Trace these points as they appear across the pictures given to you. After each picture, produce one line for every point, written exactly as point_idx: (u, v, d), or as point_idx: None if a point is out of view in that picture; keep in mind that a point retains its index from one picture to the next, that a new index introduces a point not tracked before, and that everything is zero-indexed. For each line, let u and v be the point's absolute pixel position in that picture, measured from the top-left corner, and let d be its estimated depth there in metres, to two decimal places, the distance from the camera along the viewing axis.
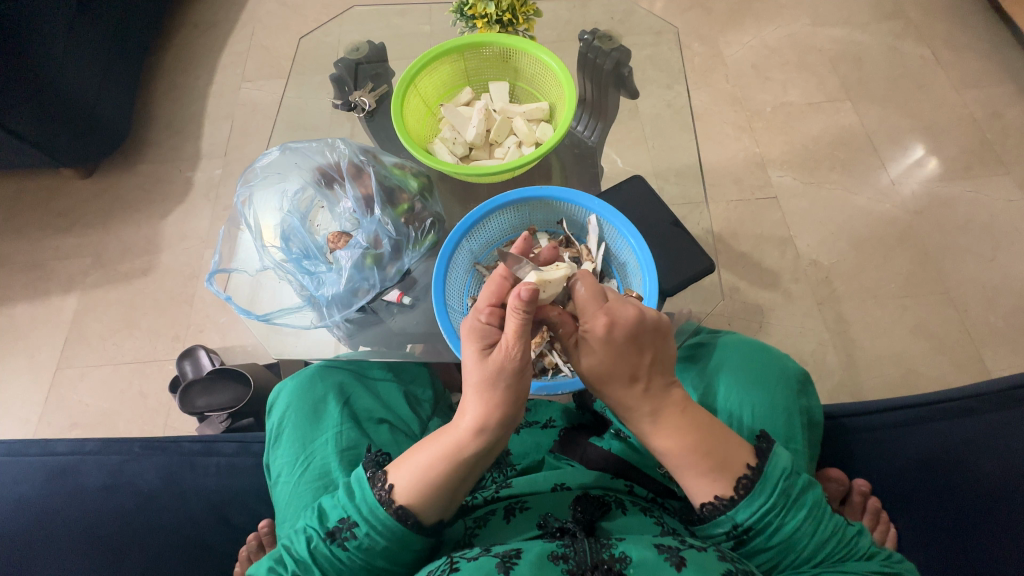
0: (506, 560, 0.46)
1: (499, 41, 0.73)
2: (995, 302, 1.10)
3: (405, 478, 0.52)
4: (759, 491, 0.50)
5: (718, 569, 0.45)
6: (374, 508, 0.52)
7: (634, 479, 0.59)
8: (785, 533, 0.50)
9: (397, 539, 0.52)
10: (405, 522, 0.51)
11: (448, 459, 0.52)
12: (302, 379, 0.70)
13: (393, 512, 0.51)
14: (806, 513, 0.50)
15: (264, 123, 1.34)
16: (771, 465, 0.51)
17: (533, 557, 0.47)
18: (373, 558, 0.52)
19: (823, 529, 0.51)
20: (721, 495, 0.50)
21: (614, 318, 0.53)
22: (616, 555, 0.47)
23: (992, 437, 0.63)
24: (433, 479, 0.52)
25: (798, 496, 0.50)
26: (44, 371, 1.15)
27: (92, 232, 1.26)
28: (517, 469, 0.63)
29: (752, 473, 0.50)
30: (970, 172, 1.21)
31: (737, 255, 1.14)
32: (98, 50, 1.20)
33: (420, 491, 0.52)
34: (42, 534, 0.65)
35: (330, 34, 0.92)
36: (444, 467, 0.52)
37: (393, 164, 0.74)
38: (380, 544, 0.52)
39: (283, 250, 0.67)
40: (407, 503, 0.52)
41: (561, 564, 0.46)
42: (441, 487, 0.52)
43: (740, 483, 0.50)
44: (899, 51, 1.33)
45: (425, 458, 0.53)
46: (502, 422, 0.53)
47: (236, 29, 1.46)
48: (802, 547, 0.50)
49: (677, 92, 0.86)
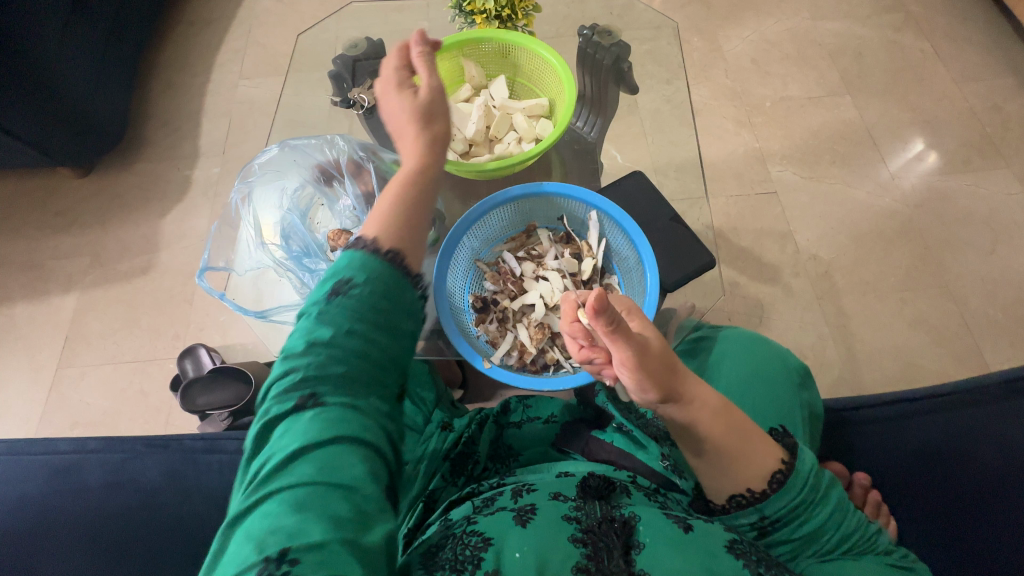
0: (522, 514, 0.48)
1: (498, 37, 0.73)
2: (994, 295, 1.10)
3: (373, 229, 0.46)
4: (791, 486, 0.49)
5: (723, 539, 0.46)
6: (354, 275, 0.43)
7: (635, 469, 0.60)
8: (810, 526, 0.50)
9: (380, 285, 0.43)
10: (396, 264, 0.45)
11: (405, 197, 0.50)
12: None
13: (387, 260, 0.44)
14: (833, 507, 0.50)
15: (262, 121, 1.34)
16: (802, 461, 0.50)
17: (548, 514, 0.48)
18: (367, 326, 0.41)
19: (847, 524, 0.50)
20: (753, 488, 0.50)
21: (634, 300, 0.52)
22: (626, 515, 0.48)
23: (993, 430, 0.63)
24: (396, 213, 0.48)
25: (827, 490, 0.50)
26: (45, 371, 1.14)
27: (91, 231, 1.26)
28: (521, 461, 0.65)
29: (787, 467, 0.50)
30: (970, 165, 1.21)
31: (737, 251, 1.14)
32: (95, 47, 1.19)
33: (394, 230, 0.46)
34: (47, 530, 0.65)
35: (328, 30, 0.92)
36: (400, 196, 0.50)
37: (393, 161, 0.72)
38: (369, 305, 0.42)
39: (283, 248, 0.68)
40: (394, 246, 0.45)
41: (575, 523, 0.47)
42: (411, 220, 0.48)
43: (774, 479, 0.49)
44: (900, 45, 1.33)
45: (385, 206, 0.49)
46: (433, 158, 0.54)
47: (233, 26, 1.45)
48: (824, 540, 0.50)
49: (676, 87, 0.86)
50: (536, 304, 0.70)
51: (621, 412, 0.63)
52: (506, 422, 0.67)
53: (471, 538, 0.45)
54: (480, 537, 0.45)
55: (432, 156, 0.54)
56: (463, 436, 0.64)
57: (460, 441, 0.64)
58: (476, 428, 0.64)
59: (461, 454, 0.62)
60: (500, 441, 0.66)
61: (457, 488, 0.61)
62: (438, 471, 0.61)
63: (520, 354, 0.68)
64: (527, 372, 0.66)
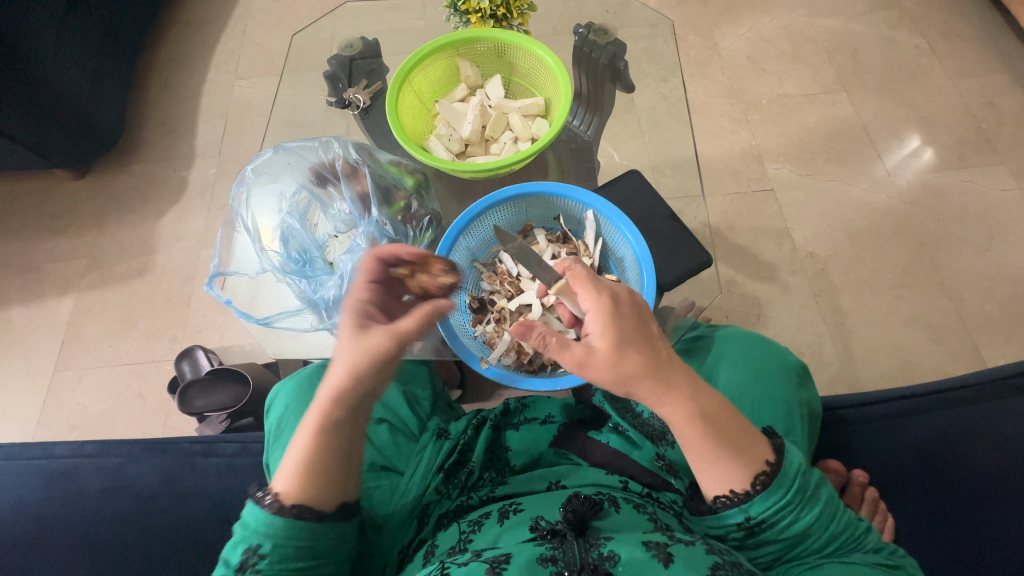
0: (495, 566, 0.47)
1: (493, 36, 0.73)
2: (991, 291, 1.10)
3: (286, 480, 0.50)
4: (776, 487, 0.48)
5: (706, 564, 0.45)
6: (261, 541, 0.49)
7: (628, 476, 0.59)
8: (799, 526, 0.48)
9: (293, 539, 0.49)
10: (303, 517, 0.49)
11: (319, 436, 0.51)
12: (297, 386, 0.67)
13: (291, 514, 0.49)
14: (820, 508, 0.49)
15: (258, 122, 1.34)
16: (788, 462, 0.49)
17: (522, 562, 0.47)
18: (291, 561, 0.49)
19: (835, 524, 0.50)
20: (737, 489, 0.48)
21: (616, 292, 0.53)
22: (605, 555, 0.47)
23: (988, 427, 0.64)
24: (312, 464, 0.50)
25: (815, 490, 0.49)
26: (41, 374, 1.14)
27: (87, 233, 1.26)
28: (515, 467, 0.63)
29: (772, 469, 0.48)
30: (966, 162, 1.21)
31: (735, 249, 1.15)
32: (89, 48, 1.19)
33: (304, 484, 0.50)
34: (42, 536, 0.65)
35: (323, 30, 0.91)
36: (316, 443, 0.51)
37: (390, 162, 0.74)
38: (294, 547, 0.49)
39: (282, 254, 0.67)
40: (297, 499, 0.50)
41: (550, 567, 0.47)
42: (328, 469, 0.51)
43: (759, 479, 0.48)
44: (895, 42, 1.33)
45: (300, 449, 0.51)
46: (369, 392, 0.54)
47: (228, 26, 1.45)
48: (814, 539, 0.49)
49: (672, 85, 0.85)
50: (534, 304, 0.68)
51: (617, 412, 0.65)
52: (506, 423, 0.68)
53: None
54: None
55: (369, 391, 0.54)
56: (458, 443, 0.64)
57: (455, 449, 0.64)
58: (472, 432, 0.66)
59: (456, 461, 0.63)
60: (499, 442, 0.66)
61: (449, 498, 0.61)
62: (431, 485, 0.61)
63: (517, 354, 0.67)
64: (523, 373, 0.66)
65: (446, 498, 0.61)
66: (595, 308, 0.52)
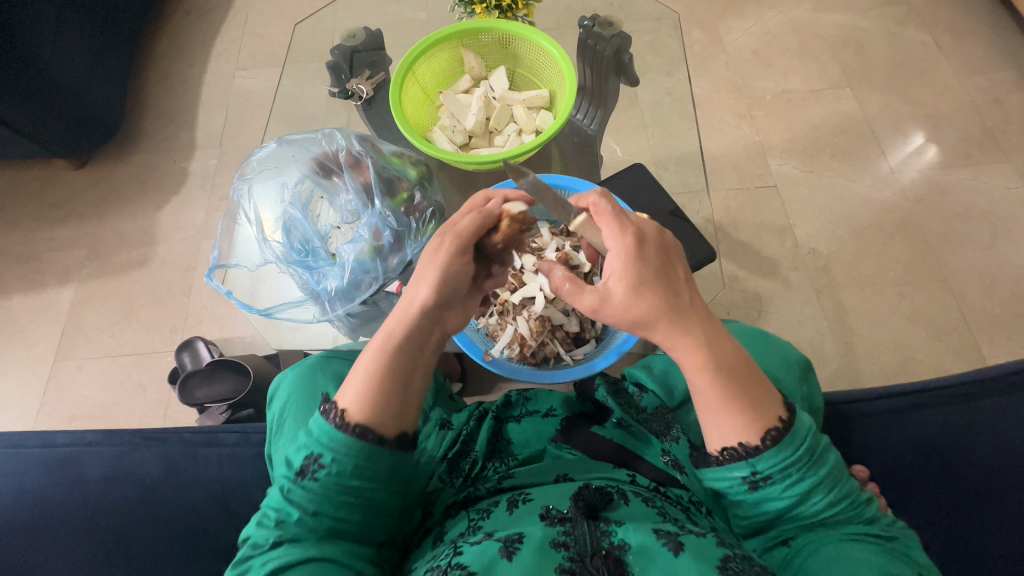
0: (508, 545, 0.46)
1: (498, 27, 0.72)
2: (994, 289, 1.10)
3: (354, 398, 0.49)
4: (787, 444, 0.46)
5: (716, 557, 0.44)
6: (323, 451, 0.48)
7: (635, 468, 0.59)
8: (802, 487, 0.47)
9: (351, 456, 0.48)
10: (366, 438, 0.48)
11: (388, 358, 0.50)
12: (308, 367, 0.69)
13: (356, 431, 0.48)
14: (826, 473, 0.47)
15: (260, 112, 1.33)
16: (800, 422, 0.47)
17: (535, 543, 0.46)
18: (348, 483, 0.48)
19: (838, 491, 0.47)
20: (746, 442, 0.47)
21: (639, 229, 0.52)
22: (616, 543, 0.46)
23: (989, 423, 0.64)
24: (382, 380, 0.49)
25: (823, 454, 0.47)
26: (42, 364, 1.14)
27: (87, 223, 1.25)
28: (520, 459, 0.62)
29: (783, 425, 0.47)
30: (970, 159, 1.21)
31: (737, 245, 1.14)
32: (89, 35, 1.18)
33: (371, 402, 0.48)
34: (44, 523, 0.65)
35: (326, 21, 0.91)
36: (384, 364, 0.50)
37: (392, 154, 0.73)
38: (351, 465, 0.48)
39: (284, 244, 0.67)
40: (363, 420, 0.48)
41: (562, 552, 0.46)
42: (392, 387, 0.49)
43: (769, 434, 0.46)
44: (901, 37, 1.32)
45: (366, 370, 0.50)
46: (438, 312, 0.53)
47: (230, 16, 1.44)
48: (814, 503, 0.47)
49: (677, 79, 0.85)
50: (536, 297, 0.66)
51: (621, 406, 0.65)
52: (508, 415, 0.68)
53: (453, 570, 0.44)
54: (462, 571, 0.44)
55: (433, 317, 0.53)
56: (461, 433, 0.65)
57: (458, 439, 0.64)
58: (474, 424, 0.66)
59: (458, 451, 0.63)
60: (501, 434, 0.66)
61: (453, 489, 0.61)
62: (435, 473, 0.62)
63: (520, 346, 0.67)
64: (525, 365, 0.66)
65: (450, 488, 0.61)
66: (619, 245, 0.51)
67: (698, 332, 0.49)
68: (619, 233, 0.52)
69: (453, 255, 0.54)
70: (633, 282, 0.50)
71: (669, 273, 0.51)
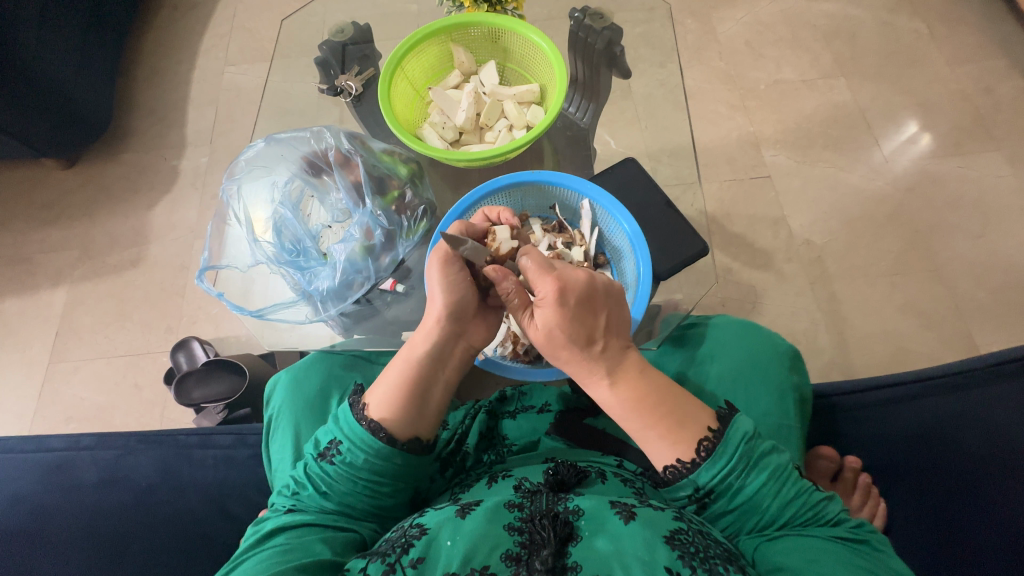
0: (465, 507, 0.49)
1: (487, 21, 0.71)
2: (985, 277, 1.10)
3: (378, 399, 0.54)
4: (721, 453, 0.49)
5: (667, 527, 0.46)
6: (343, 438, 0.53)
7: (621, 454, 0.61)
8: (747, 495, 0.49)
9: (360, 445, 0.52)
10: (379, 436, 0.52)
11: (407, 370, 0.55)
12: (323, 374, 0.69)
13: (368, 428, 0.52)
14: (767, 476, 0.49)
15: (249, 108, 1.31)
16: (733, 429, 0.50)
17: (489, 504, 0.49)
18: (359, 472, 0.52)
19: (787, 492, 0.49)
20: (683, 458, 0.50)
21: (566, 280, 0.53)
22: (571, 509, 0.48)
23: (978, 412, 0.65)
24: (407, 388, 0.54)
25: (762, 458, 0.49)
26: (36, 366, 1.14)
27: (78, 223, 1.24)
28: (515, 448, 0.64)
29: (714, 435, 0.50)
30: (963, 148, 1.20)
31: (731, 237, 1.14)
32: (74, 33, 1.16)
33: (390, 405, 0.53)
34: (40, 528, 0.65)
35: (315, 16, 0.90)
36: (411, 373, 0.55)
37: (383, 151, 0.73)
38: (363, 457, 0.52)
39: (275, 245, 0.67)
40: (380, 417, 0.53)
41: (514, 511, 0.48)
42: (411, 392, 0.54)
43: (703, 445, 0.49)
44: (894, 25, 1.31)
45: (393, 378, 0.55)
46: (454, 330, 0.57)
47: (217, 11, 1.42)
48: (766, 510, 0.49)
49: (669, 71, 0.84)
50: None
51: None
52: (502, 411, 0.69)
53: (410, 528, 0.47)
54: (417, 529, 0.47)
55: (456, 332, 0.57)
56: (456, 432, 0.64)
57: (453, 438, 0.64)
58: (469, 421, 0.66)
59: (452, 450, 0.63)
60: (496, 430, 0.67)
61: (444, 479, 0.62)
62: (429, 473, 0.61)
63: (513, 345, 0.66)
64: (518, 364, 0.65)
65: (440, 479, 0.62)
66: (544, 298, 0.53)
67: (603, 373, 0.54)
68: (544, 291, 0.53)
69: (444, 266, 0.56)
70: (553, 333, 0.54)
71: (591, 323, 0.54)
